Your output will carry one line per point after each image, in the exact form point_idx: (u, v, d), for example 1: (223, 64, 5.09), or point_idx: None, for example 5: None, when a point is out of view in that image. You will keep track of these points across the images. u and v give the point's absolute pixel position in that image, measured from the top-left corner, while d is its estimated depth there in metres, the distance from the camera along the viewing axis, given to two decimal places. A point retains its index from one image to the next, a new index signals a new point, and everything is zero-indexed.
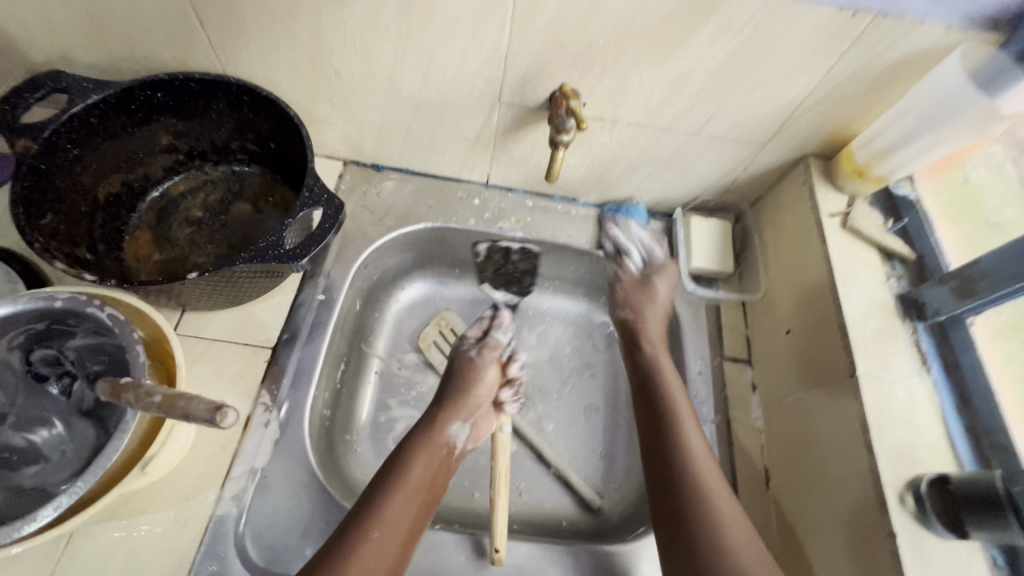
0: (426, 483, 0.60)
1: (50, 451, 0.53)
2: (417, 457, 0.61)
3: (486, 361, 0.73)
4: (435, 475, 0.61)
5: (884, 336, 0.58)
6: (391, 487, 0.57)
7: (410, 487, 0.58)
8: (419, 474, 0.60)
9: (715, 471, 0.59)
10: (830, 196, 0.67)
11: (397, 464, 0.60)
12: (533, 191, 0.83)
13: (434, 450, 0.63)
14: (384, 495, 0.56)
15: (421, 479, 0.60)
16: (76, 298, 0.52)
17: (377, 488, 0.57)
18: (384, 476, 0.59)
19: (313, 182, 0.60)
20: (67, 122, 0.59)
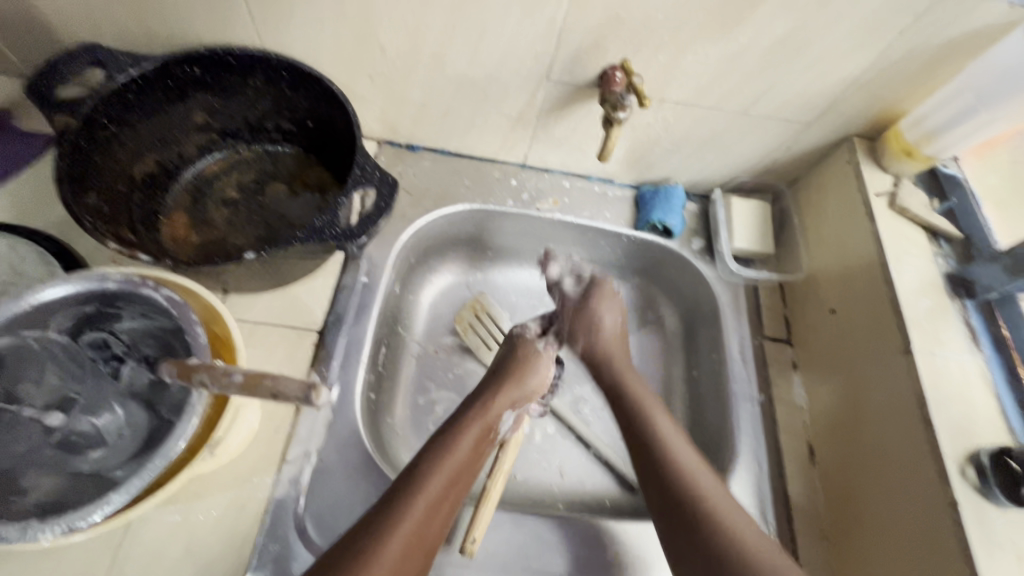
0: (471, 460, 0.54)
1: (109, 435, 0.51)
2: (467, 431, 0.56)
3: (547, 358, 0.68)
4: (479, 454, 0.56)
5: (935, 313, 0.59)
6: (439, 457, 0.52)
7: (456, 462, 0.52)
8: (467, 448, 0.54)
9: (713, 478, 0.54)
10: (875, 176, 0.68)
11: (449, 433, 0.55)
12: (571, 172, 0.82)
13: (484, 427, 0.57)
14: (432, 463, 0.51)
15: (467, 453, 0.54)
16: (130, 279, 0.51)
17: (427, 453, 0.52)
18: (435, 442, 0.54)
19: (364, 161, 0.59)
20: (106, 97, 0.57)
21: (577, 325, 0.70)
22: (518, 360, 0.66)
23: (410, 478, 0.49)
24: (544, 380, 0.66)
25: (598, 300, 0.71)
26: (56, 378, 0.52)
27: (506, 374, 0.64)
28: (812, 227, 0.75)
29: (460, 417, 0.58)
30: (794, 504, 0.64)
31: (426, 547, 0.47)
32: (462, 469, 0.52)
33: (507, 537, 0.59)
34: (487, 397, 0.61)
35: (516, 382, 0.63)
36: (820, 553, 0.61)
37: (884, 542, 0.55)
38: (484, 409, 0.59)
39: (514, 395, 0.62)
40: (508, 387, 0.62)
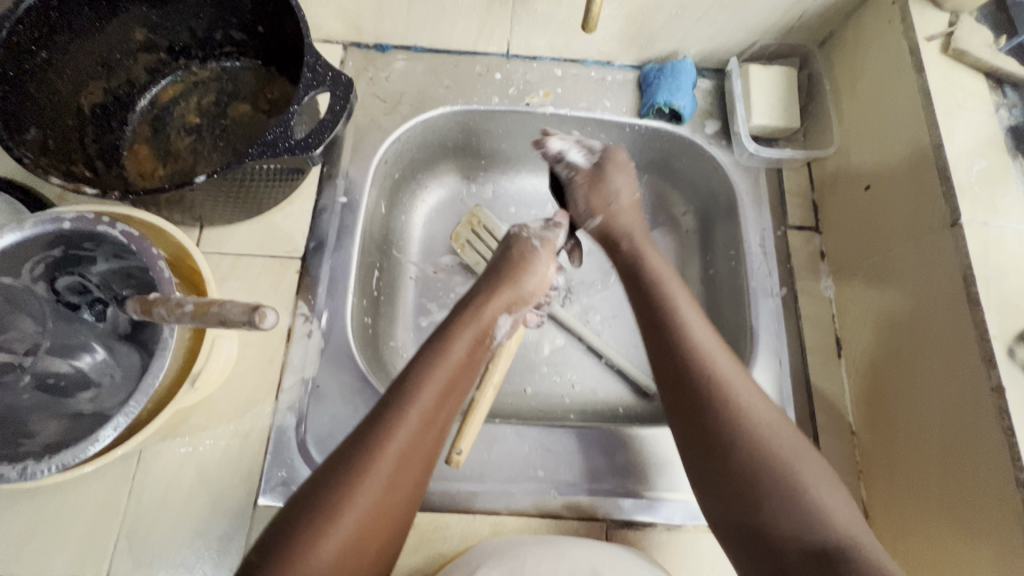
0: (466, 367, 0.51)
1: (98, 377, 0.50)
2: (461, 336, 0.53)
3: (545, 259, 0.62)
4: (474, 361, 0.53)
5: (992, 176, 0.50)
6: (430, 364, 0.49)
7: (450, 368, 0.50)
8: (459, 354, 0.51)
9: (745, 381, 0.48)
10: (926, 16, 0.56)
11: (437, 341, 0.52)
12: (562, 58, 0.72)
13: (479, 331, 0.54)
14: (423, 373, 0.48)
15: (460, 359, 0.51)
16: (84, 218, 0.48)
17: (416, 364, 0.49)
18: (424, 352, 0.51)
19: (314, 61, 0.52)
20: (24, 16, 0.51)
21: (593, 201, 0.64)
22: (514, 260, 0.60)
23: (398, 390, 0.47)
24: (543, 280, 0.61)
25: (613, 168, 0.64)
26: (30, 326, 0.50)
27: (501, 276, 0.59)
28: (846, 92, 0.64)
29: (450, 324, 0.54)
30: (817, 399, 0.60)
31: (423, 458, 0.45)
32: (457, 376, 0.50)
33: (512, 447, 0.58)
34: (481, 301, 0.56)
35: (512, 284, 0.58)
36: (845, 446, 0.58)
37: (919, 434, 0.51)
38: (477, 313, 0.55)
39: (510, 298, 0.58)
40: (503, 288, 0.58)
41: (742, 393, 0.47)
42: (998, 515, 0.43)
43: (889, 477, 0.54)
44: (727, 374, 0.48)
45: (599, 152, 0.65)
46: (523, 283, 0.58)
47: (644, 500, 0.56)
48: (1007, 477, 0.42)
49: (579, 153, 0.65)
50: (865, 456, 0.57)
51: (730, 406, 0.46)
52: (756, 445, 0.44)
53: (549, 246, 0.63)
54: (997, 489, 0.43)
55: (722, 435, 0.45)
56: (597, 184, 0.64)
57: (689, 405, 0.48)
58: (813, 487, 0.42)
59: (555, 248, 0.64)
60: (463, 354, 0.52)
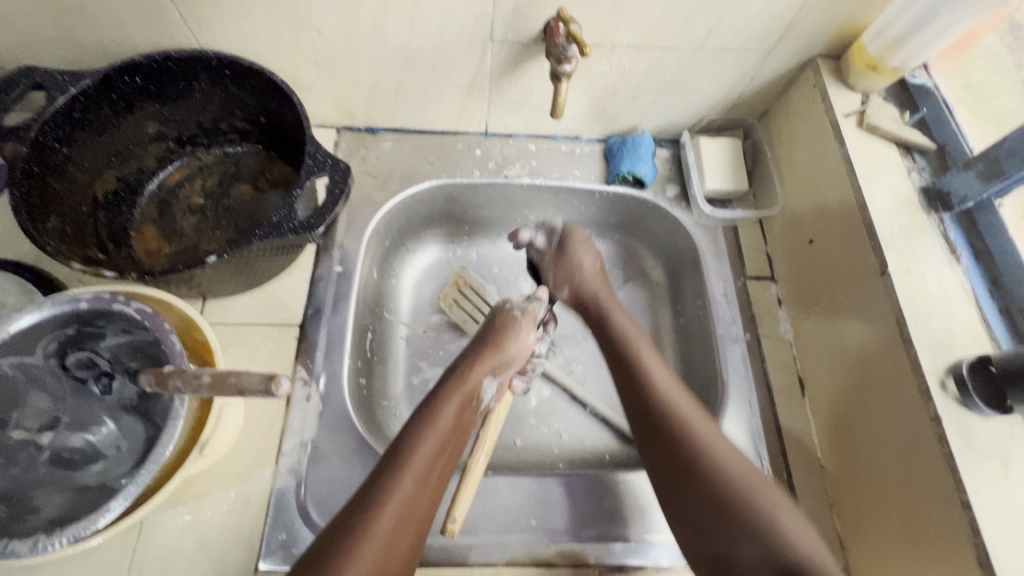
0: (455, 428, 0.55)
1: (106, 449, 0.54)
2: (450, 400, 0.56)
3: (527, 323, 0.67)
4: (464, 423, 0.57)
5: (911, 230, 0.58)
6: (422, 431, 0.52)
7: (441, 432, 0.53)
8: (450, 418, 0.55)
9: (712, 428, 0.52)
10: (842, 96, 0.66)
11: (428, 407, 0.55)
12: (535, 135, 0.81)
13: (465, 396, 0.58)
14: (417, 435, 0.52)
15: (450, 422, 0.54)
16: (100, 297, 0.51)
17: (408, 429, 0.53)
18: (414, 418, 0.54)
19: (315, 150, 0.59)
20: (50, 119, 0.57)
21: (560, 275, 0.71)
22: (498, 329, 0.65)
23: (393, 456, 0.50)
24: (525, 345, 0.65)
25: (573, 244, 0.72)
26: (43, 402, 0.53)
27: (487, 342, 0.64)
28: (785, 159, 0.73)
29: (441, 388, 0.58)
30: (787, 436, 0.64)
31: (418, 518, 0.48)
32: (447, 440, 0.53)
33: (504, 498, 0.60)
34: (465, 368, 0.60)
35: (497, 349, 0.63)
36: (816, 480, 0.62)
37: (877, 464, 0.55)
38: (463, 379, 0.59)
39: (493, 360, 0.62)
40: (487, 354, 0.62)
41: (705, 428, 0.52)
42: (951, 535, 0.47)
43: (857, 508, 0.57)
44: (699, 421, 0.52)
45: (557, 233, 0.74)
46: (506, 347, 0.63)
47: (634, 543, 0.58)
48: (953, 499, 0.47)
49: (542, 237, 0.75)
50: (835, 489, 0.61)
51: (700, 452, 0.50)
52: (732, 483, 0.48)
53: (529, 315, 0.68)
54: (946, 511, 0.47)
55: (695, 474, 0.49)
56: (563, 259, 0.72)
57: (665, 453, 0.52)
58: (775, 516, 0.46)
59: (536, 318, 0.68)
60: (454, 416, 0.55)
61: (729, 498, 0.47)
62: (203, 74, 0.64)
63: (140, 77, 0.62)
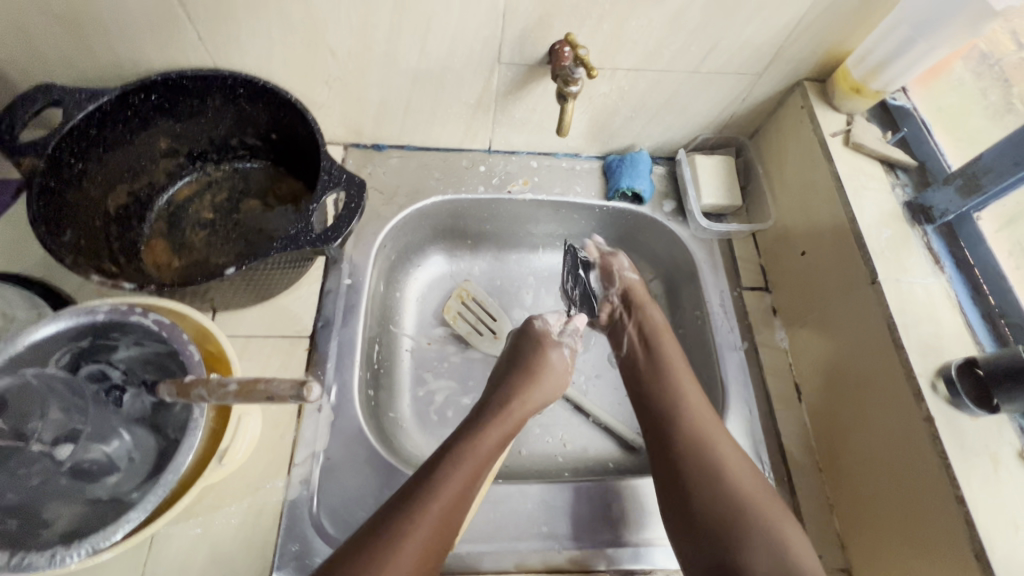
0: (493, 454, 0.58)
1: (120, 461, 0.52)
2: (489, 430, 0.60)
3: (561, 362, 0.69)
4: (501, 450, 0.60)
5: (897, 241, 0.61)
6: (459, 458, 0.55)
7: (477, 460, 0.56)
8: (490, 446, 0.58)
9: (719, 431, 0.61)
10: (828, 117, 0.70)
11: (467, 433, 0.59)
12: (537, 152, 0.84)
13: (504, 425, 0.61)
14: (456, 458, 0.55)
15: (490, 450, 0.58)
16: (118, 309, 0.52)
17: (446, 454, 0.56)
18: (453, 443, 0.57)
19: (330, 165, 0.60)
20: (67, 134, 0.58)
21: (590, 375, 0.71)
22: (539, 355, 0.68)
23: (429, 477, 0.53)
24: (560, 380, 0.68)
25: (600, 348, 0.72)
26: (59, 412, 0.51)
27: (527, 368, 0.67)
28: (775, 175, 0.77)
29: (486, 414, 0.62)
30: (786, 441, 0.67)
31: (447, 536, 0.51)
32: (481, 468, 0.56)
33: (515, 505, 0.61)
34: (508, 399, 0.63)
35: (540, 380, 0.66)
36: (815, 483, 0.64)
37: (873, 465, 0.58)
38: (505, 411, 0.62)
39: (531, 388, 0.65)
40: (529, 386, 0.65)
41: (721, 441, 0.60)
42: (947, 531, 0.49)
43: (856, 510, 0.59)
44: (707, 425, 0.61)
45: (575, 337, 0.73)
46: (547, 379, 0.66)
47: (642, 548, 0.60)
48: (948, 496, 0.49)
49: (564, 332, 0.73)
50: (833, 492, 0.63)
51: (712, 458, 0.58)
52: (733, 495, 0.56)
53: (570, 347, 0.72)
54: (941, 507, 0.50)
55: (699, 483, 0.57)
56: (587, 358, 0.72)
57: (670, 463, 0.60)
58: (762, 517, 0.54)
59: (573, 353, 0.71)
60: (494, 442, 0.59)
61: (733, 494, 0.56)
62: (217, 91, 0.66)
63: (155, 94, 0.63)
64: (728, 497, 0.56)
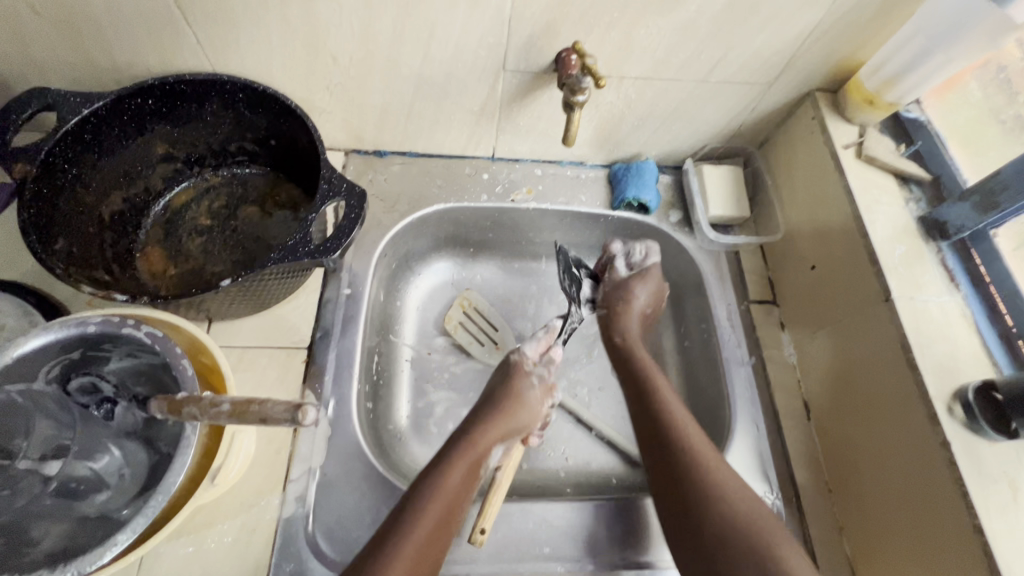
0: (459, 500, 0.55)
1: (109, 477, 0.51)
2: (454, 470, 0.56)
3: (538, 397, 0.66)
4: (466, 496, 0.56)
5: (911, 258, 0.60)
6: (421, 507, 0.52)
7: (440, 507, 0.53)
8: (455, 490, 0.55)
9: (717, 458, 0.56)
10: (840, 128, 0.68)
11: (431, 476, 0.55)
12: (542, 160, 0.82)
13: (471, 466, 0.57)
14: (419, 510, 0.52)
15: (454, 497, 0.54)
16: (109, 321, 0.50)
17: (408, 504, 0.52)
18: (416, 490, 0.54)
19: (330, 174, 0.59)
20: (61, 140, 0.57)
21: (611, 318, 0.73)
22: (511, 388, 0.65)
23: (389, 535, 0.50)
24: (535, 414, 0.65)
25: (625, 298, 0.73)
26: (47, 428, 0.49)
27: (499, 405, 0.63)
28: (785, 186, 0.76)
29: (447, 455, 0.57)
30: (795, 461, 0.65)
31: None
32: (445, 515, 0.53)
33: (517, 525, 0.59)
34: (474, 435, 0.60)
35: (510, 415, 0.62)
36: (825, 504, 0.63)
37: (886, 488, 0.56)
38: (471, 446, 0.59)
39: (501, 424, 0.62)
40: (497, 423, 0.61)
41: (703, 449, 0.57)
42: (965, 561, 0.48)
43: (867, 534, 0.58)
44: (699, 444, 0.57)
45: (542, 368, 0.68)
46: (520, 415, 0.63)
47: (647, 570, 0.58)
48: (966, 524, 0.48)
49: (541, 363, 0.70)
50: (843, 514, 0.61)
51: (714, 492, 0.53)
52: (735, 528, 0.51)
53: (540, 378, 0.67)
54: (958, 535, 0.48)
55: (705, 516, 0.52)
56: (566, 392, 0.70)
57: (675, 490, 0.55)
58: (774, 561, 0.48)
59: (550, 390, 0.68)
60: (458, 486, 0.55)
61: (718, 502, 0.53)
62: (215, 96, 0.64)
63: (153, 99, 0.62)
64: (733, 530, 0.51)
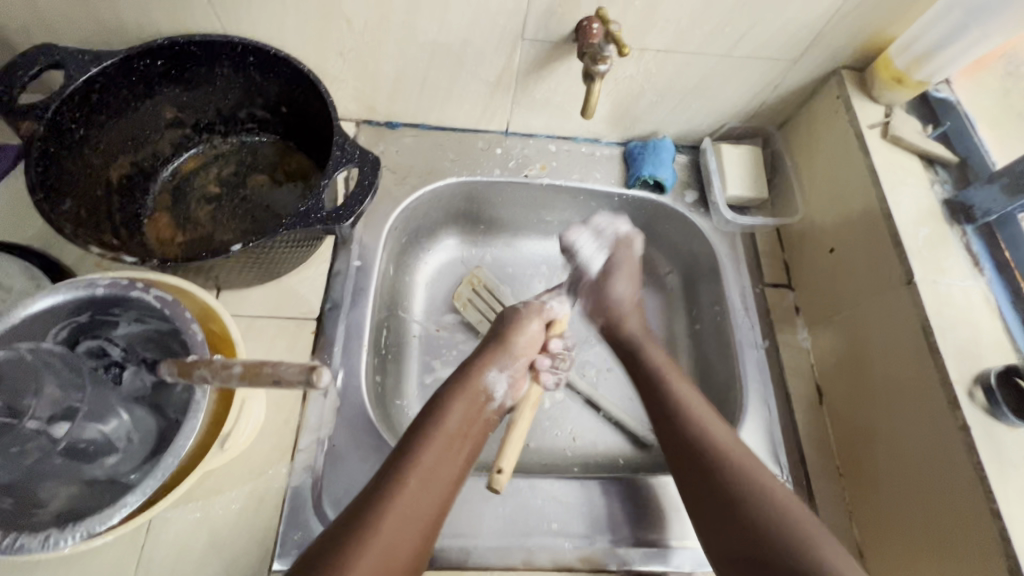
0: (462, 431, 0.56)
1: (117, 441, 0.50)
2: (454, 403, 0.57)
3: (533, 313, 0.68)
4: (470, 428, 0.57)
5: (935, 241, 0.59)
6: (426, 435, 0.53)
7: (444, 433, 0.54)
8: (455, 422, 0.56)
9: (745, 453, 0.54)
10: (866, 108, 0.66)
11: (433, 409, 0.56)
12: (556, 136, 0.81)
13: (470, 396, 0.59)
14: (420, 444, 0.53)
15: (454, 430, 0.55)
16: (117, 284, 0.50)
17: (413, 434, 0.54)
18: (419, 422, 0.55)
19: (343, 141, 0.57)
20: (69, 98, 0.55)
21: (600, 305, 0.71)
22: (504, 326, 0.66)
23: (394, 467, 0.51)
24: (533, 339, 0.66)
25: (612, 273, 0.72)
26: (55, 390, 0.47)
27: (494, 342, 0.64)
28: (805, 168, 0.74)
29: (444, 392, 0.58)
30: (806, 444, 0.64)
31: (422, 522, 0.49)
32: (450, 440, 0.54)
33: (525, 500, 0.59)
34: (472, 367, 0.61)
35: (506, 349, 0.63)
36: (835, 488, 0.62)
37: (899, 472, 0.56)
38: (468, 379, 0.60)
39: (497, 357, 0.63)
40: (494, 355, 0.63)
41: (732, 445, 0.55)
42: (979, 544, 0.47)
43: (878, 518, 0.57)
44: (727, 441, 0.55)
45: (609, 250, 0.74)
46: (514, 346, 0.64)
47: (654, 548, 0.58)
48: (982, 509, 0.47)
49: (595, 247, 0.74)
50: (854, 498, 0.61)
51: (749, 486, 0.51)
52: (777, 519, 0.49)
53: (535, 307, 0.69)
54: (974, 520, 0.48)
55: (745, 506, 0.50)
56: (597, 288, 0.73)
57: (705, 487, 0.53)
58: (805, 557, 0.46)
59: (539, 308, 0.69)
60: (458, 419, 0.56)
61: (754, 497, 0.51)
62: (226, 59, 0.63)
63: (162, 60, 0.60)
64: (760, 501, 0.50)
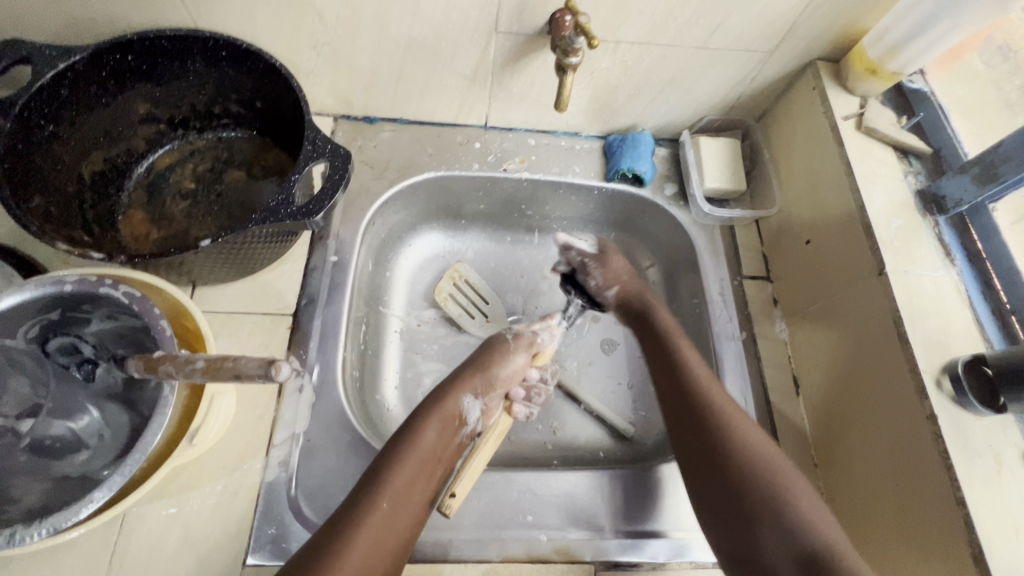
0: (436, 454, 0.55)
1: (89, 438, 0.51)
2: (428, 424, 0.57)
3: (518, 345, 0.67)
4: (445, 451, 0.57)
5: (907, 232, 0.59)
6: (400, 457, 0.53)
7: (420, 455, 0.54)
8: (429, 445, 0.55)
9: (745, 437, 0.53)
10: (841, 99, 0.66)
11: (406, 430, 0.56)
12: (536, 129, 0.80)
13: (446, 418, 0.58)
14: (393, 467, 0.52)
15: (428, 453, 0.55)
16: (85, 281, 0.49)
17: (386, 455, 0.53)
18: (393, 443, 0.55)
19: (314, 135, 0.57)
20: (36, 94, 0.55)
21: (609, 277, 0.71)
22: (489, 352, 0.65)
23: (365, 493, 0.50)
24: (516, 371, 0.65)
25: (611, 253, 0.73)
26: (23, 386, 0.51)
27: (473, 365, 0.64)
28: (783, 160, 0.74)
29: (418, 413, 0.58)
30: (782, 435, 0.65)
31: (395, 542, 0.49)
32: (424, 463, 0.54)
33: (500, 492, 0.59)
34: (449, 387, 0.61)
35: (489, 374, 0.63)
36: (810, 479, 0.63)
37: (870, 462, 0.56)
38: (444, 400, 0.59)
39: (476, 382, 0.62)
40: (473, 378, 0.62)
41: (725, 401, 0.56)
42: (945, 529, 0.48)
43: (851, 508, 0.58)
44: (721, 399, 0.56)
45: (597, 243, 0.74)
46: (496, 375, 0.63)
47: (629, 539, 0.58)
48: (948, 496, 0.48)
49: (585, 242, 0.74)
50: (828, 487, 0.61)
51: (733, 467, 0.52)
52: (757, 479, 0.50)
53: (524, 340, 0.68)
54: (941, 507, 0.48)
55: (744, 465, 0.51)
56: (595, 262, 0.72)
57: (694, 426, 0.55)
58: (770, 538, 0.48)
59: (529, 340, 0.68)
60: (433, 441, 0.56)
61: (749, 457, 0.51)
62: (198, 54, 0.62)
63: (132, 56, 0.60)
64: (753, 458, 0.51)
